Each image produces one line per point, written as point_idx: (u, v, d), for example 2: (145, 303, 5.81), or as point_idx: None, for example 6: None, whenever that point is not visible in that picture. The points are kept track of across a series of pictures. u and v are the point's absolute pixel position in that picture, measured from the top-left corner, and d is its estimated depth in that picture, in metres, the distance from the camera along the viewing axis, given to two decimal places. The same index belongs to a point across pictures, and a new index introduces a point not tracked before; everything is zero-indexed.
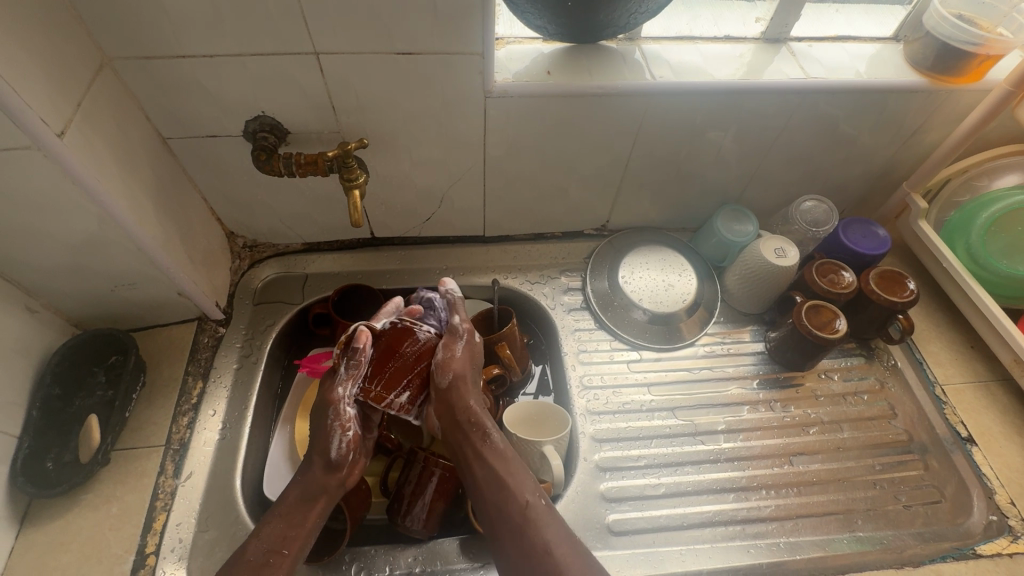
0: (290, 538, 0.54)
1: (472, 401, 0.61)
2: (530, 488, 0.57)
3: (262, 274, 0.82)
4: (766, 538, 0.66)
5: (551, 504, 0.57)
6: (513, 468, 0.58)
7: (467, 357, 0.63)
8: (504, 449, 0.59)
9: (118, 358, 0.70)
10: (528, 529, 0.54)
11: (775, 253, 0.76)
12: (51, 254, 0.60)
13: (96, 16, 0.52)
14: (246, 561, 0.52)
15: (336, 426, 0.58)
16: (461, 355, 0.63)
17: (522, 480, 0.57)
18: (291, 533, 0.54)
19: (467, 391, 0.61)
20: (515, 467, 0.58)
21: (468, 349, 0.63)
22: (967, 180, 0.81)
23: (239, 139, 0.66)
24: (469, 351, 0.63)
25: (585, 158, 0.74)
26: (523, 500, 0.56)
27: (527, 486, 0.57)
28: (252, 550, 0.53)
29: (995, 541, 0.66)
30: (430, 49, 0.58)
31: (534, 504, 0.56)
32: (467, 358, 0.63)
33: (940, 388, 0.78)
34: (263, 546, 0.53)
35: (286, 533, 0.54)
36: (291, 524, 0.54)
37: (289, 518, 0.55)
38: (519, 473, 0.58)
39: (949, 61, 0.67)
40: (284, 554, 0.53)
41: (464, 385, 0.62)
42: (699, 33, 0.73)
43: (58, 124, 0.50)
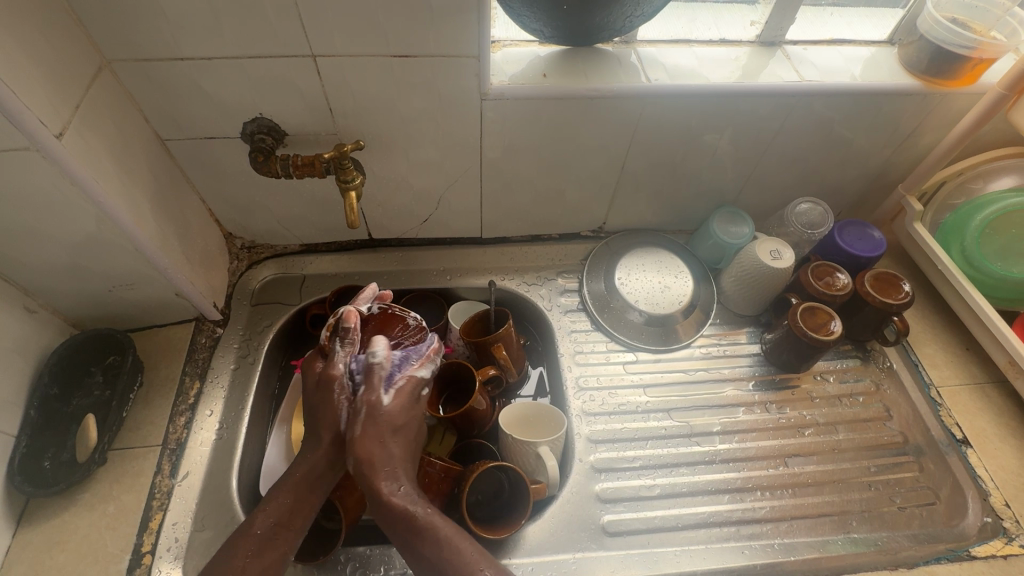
0: (296, 513, 0.53)
1: (384, 483, 0.52)
2: (477, 562, 0.48)
3: (260, 275, 0.82)
4: (761, 539, 0.66)
5: (505, 568, 0.49)
6: (449, 545, 0.49)
7: (372, 429, 0.54)
8: (436, 525, 0.50)
9: (115, 358, 0.70)
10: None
11: (770, 255, 0.76)
12: (49, 255, 0.60)
13: (95, 19, 0.53)
14: (254, 533, 0.51)
15: (337, 399, 0.56)
16: (367, 430, 0.54)
17: (464, 554, 0.49)
18: (298, 508, 0.54)
19: (376, 474, 0.52)
20: (452, 543, 0.49)
21: (372, 422, 0.55)
22: (961, 183, 0.81)
23: (238, 141, 0.66)
24: (374, 422, 0.55)
25: (581, 160, 0.74)
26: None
27: (471, 559, 0.49)
28: (258, 524, 0.52)
29: (990, 543, 0.66)
30: (426, 51, 0.59)
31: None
32: (374, 431, 0.54)
33: (936, 390, 0.78)
34: (269, 520, 0.52)
35: (292, 508, 0.53)
36: (297, 499, 0.54)
37: (297, 493, 0.54)
38: (460, 546, 0.49)
39: (943, 64, 0.67)
40: (289, 530, 0.53)
41: (376, 465, 0.53)
42: (694, 36, 0.73)
43: (57, 126, 0.50)
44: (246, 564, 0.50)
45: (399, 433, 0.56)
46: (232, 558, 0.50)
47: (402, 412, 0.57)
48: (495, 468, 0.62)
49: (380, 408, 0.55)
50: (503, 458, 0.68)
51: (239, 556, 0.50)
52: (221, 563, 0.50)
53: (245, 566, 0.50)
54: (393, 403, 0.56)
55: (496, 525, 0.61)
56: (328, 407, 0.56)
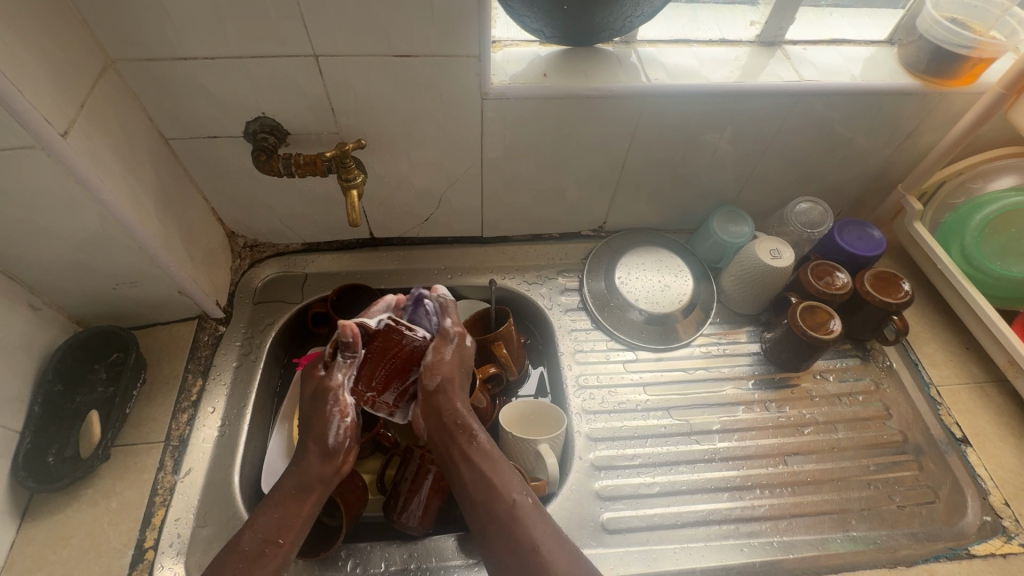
0: (287, 527, 0.54)
1: (459, 402, 0.63)
2: (518, 488, 0.58)
3: (262, 274, 0.83)
4: (760, 537, 0.66)
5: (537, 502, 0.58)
6: (499, 469, 0.59)
7: (447, 364, 0.64)
8: (491, 450, 0.60)
9: (119, 355, 0.71)
10: (514, 528, 0.55)
11: (770, 254, 0.76)
12: (54, 252, 0.61)
13: (100, 19, 0.53)
14: (245, 549, 0.52)
15: (337, 409, 0.60)
16: (446, 360, 0.64)
17: (506, 479, 0.58)
18: (289, 522, 0.55)
19: (453, 394, 0.63)
20: (502, 467, 0.59)
21: (456, 355, 0.65)
22: (961, 183, 0.81)
23: (240, 140, 0.67)
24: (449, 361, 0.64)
25: (582, 159, 0.75)
26: (510, 499, 0.57)
27: (512, 484, 0.58)
28: (246, 540, 0.53)
29: (989, 541, 0.66)
30: (427, 51, 0.59)
31: (521, 502, 0.57)
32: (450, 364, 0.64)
33: (936, 389, 0.78)
34: (258, 536, 0.53)
35: (283, 522, 0.55)
36: (288, 513, 0.55)
37: (288, 507, 0.55)
38: (504, 472, 0.59)
39: (942, 64, 0.68)
40: (279, 544, 0.53)
41: (452, 387, 0.63)
42: (695, 36, 0.73)
43: (62, 125, 0.51)
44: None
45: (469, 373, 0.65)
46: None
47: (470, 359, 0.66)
48: None
49: (461, 344, 0.65)
50: (504, 455, 0.68)
51: (230, 571, 0.51)
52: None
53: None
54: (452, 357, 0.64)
55: None
56: (321, 419, 0.60)
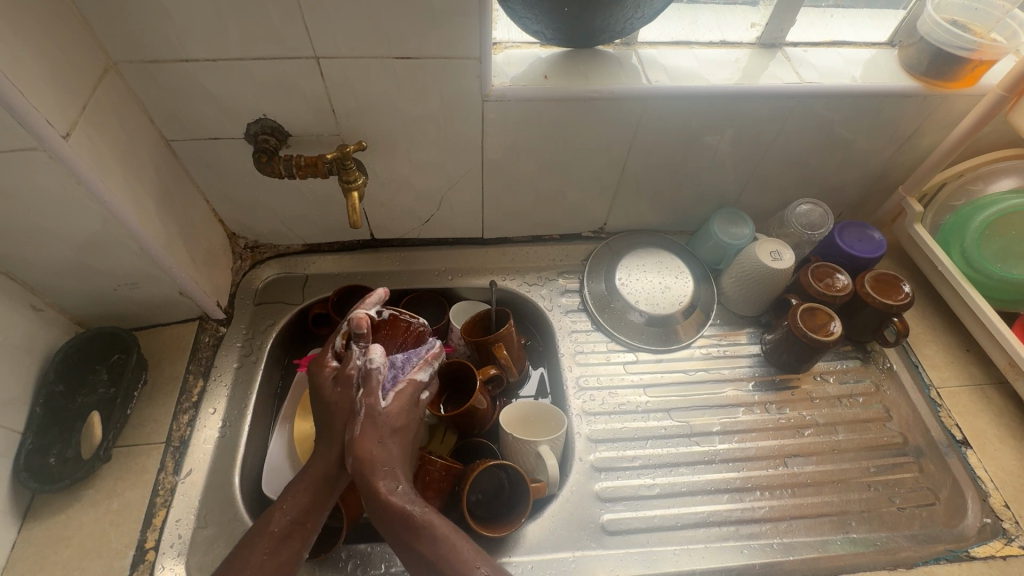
0: (314, 510, 0.55)
1: (381, 483, 0.53)
2: (475, 560, 0.50)
3: (262, 275, 0.83)
4: (760, 538, 0.66)
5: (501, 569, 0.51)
6: (443, 546, 0.50)
7: (367, 436, 0.54)
8: (432, 525, 0.51)
9: (120, 356, 0.71)
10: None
11: (770, 256, 0.76)
12: (56, 253, 0.61)
13: (102, 21, 0.53)
14: (273, 531, 0.53)
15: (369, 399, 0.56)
16: (367, 431, 0.54)
17: (461, 552, 0.50)
18: (316, 505, 0.55)
19: (372, 477, 0.53)
20: (447, 542, 0.51)
21: (371, 423, 0.55)
22: (962, 185, 0.81)
23: (241, 142, 0.67)
24: (371, 427, 0.55)
25: (582, 161, 0.75)
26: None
27: (467, 558, 0.50)
28: (275, 522, 0.53)
29: (990, 543, 0.66)
30: (428, 53, 0.59)
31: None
32: (373, 431, 0.55)
33: (936, 391, 0.78)
34: (286, 519, 0.53)
35: (311, 505, 0.54)
36: (317, 497, 0.55)
37: (315, 491, 0.55)
38: (458, 544, 0.51)
39: (943, 66, 0.68)
40: (306, 527, 0.54)
41: (375, 467, 0.53)
42: (696, 37, 0.74)
43: (63, 126, 0.51)
44: (266, 560, 0.52)
45: (399, 434, 0.56)
46: (257, 556, 0.51)
47: (400, 417, 0.56)
48: (495, 466, 0.63)
49: (380, 410, 0.56)
50: (504, 456, 0.68)
51: (259, 551, 0.52)
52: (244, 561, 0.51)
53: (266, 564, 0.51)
54: (388, 409, 0.56)
55: (495, 524, 0.61)
56: (349, 406, 0.56)
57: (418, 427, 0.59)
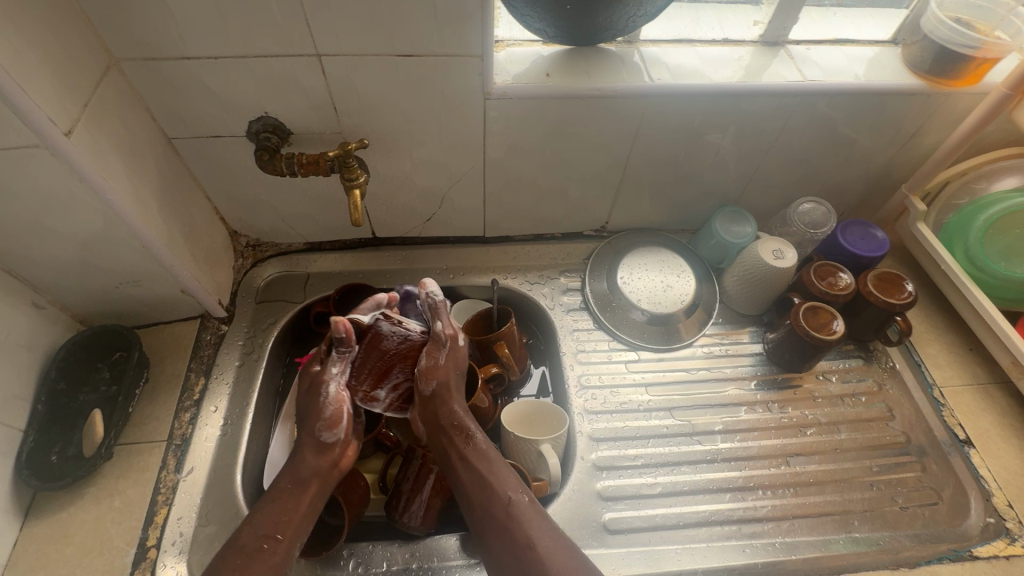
0: (283, 521, 0.55)
1: (455, 403, 0.63)
2: (514, 485, 0.58)
3: (264, 273, 0.83)
4: (762, 537, 0.66)
5: (533, 500, 0.59)
6: (495, 468, 0.59)
7: (448, 366, 0.64)
8: (488, 449, 0.61)
9: (122, 354, 0.71)
10: (512, 526, 0.56)
11: (772, 254, 0.76)
12: (58, 251, 0.61)
13: (103, 18, 0.53)
14: (243, 543, 0.53)
15: (336, 406, 0.62)
16: (445, 362, 0.64)
17: (503, 477, 0.59)
18: (286, 518, 0.56)
19: (449, 399, 0.63)
20: (498, 468, 0.60)
21: (453, 357, 0.65)
22: (965, 183, 0.81)
23: (243, 140, 0.67)
24: (454, 358, 0.65)
25: (584, 159, 0.75)
26: (507, 496, 0.57)
27: (510, 481, 0.59)
28: (245, 536, 0.54)
29: (993, 543, 0.66)
30: (430, 51, 0.59)
31: (518, 501, 0.57)
32: (451, 363, 0.64)
33: (939, 391, 0.78)
34: (254, 531, 0.54)
35: (280, 517, 0.55)
36: (285, 507, 0.56)
37: (283, 501, 0.56)
38: (502, 470, 0.59)
39: (947, 64, 0.67)
40: (277, 538, 0.54)
41: (448, 391, 0.63)
42: (698, 35, 0.73)
43: (65, 124, 0.51)
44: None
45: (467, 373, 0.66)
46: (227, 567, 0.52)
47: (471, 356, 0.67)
48: None
49: (460, 344, 0.65)
50: (506, 455, 0.68)
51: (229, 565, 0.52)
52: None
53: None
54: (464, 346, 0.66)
55: None
56: (315, 411, 0.61)
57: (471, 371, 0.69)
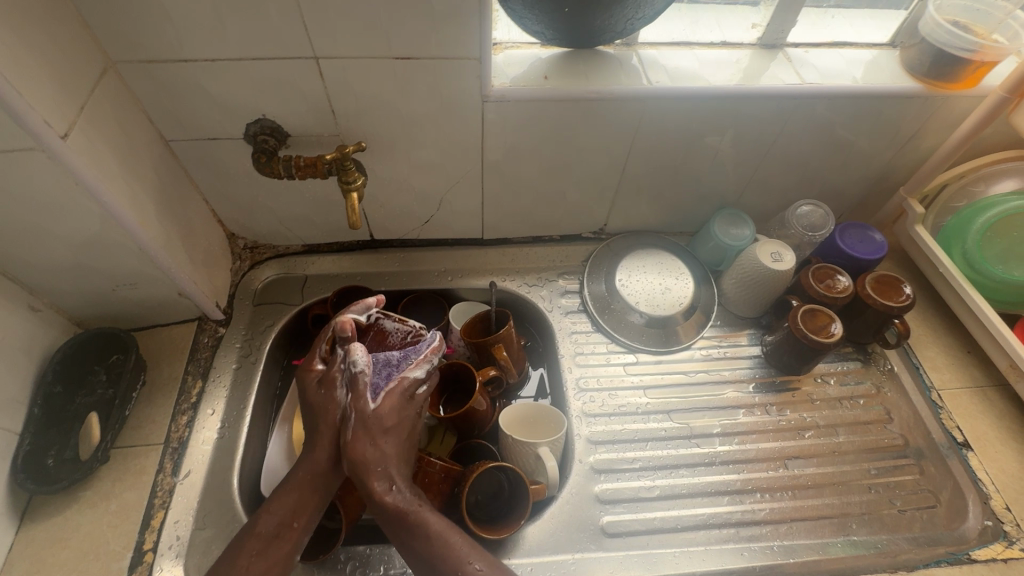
0: (299, 511, 0.54)
1: (377, 485, 0.53)
2: (469, 555, 0.52)
3: (261, 275, 0.82)
4: (760, 541, 0.66)
5: (493, 564, 0.52)
6: (442, 541, 0.52)
7: (359, 440, 0.54)
8: (432, 522, 0.53)
9: (119, 357, 0.71)
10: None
11: (771, 257, 0.76)
12: (55, 254, 0.61)
13: (100, 20, 0.53)
14: (263, 531, 0.53)
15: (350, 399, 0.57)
16: (356, 434, 0.54)
17: (454, 550, 0.52)
18: (303, 507, 0.54)
19: (367, 480, 0.53)
20: (444, 539, 0.52)
21: (362, 427, 0.54)
22: (963, 186, 0.81)
23: (241, 142, 0.67)
24: (362, 429, 0.54)
25: (583, 161, 0.75)
26: (458, 571, 0.51)
27: (462, 553, 0.52)
28: (263, 524, 0.53)
29: (991, 546, 0.66)
30: (428, 54, 0.59)
31: (470, 575, 0.50)
32: (364, 435, 0.54)
33: (937, 393, 0.78)
34: (274, 520, 0.53)
35: (297, 506, 0.54)
36: (302, 499, 0.54)
37: (302, 493, 0.54)
38: (452, 541, 0.52)
39: (945, 67, 0.67)
40: (294, 528, 0.54)
41: (367, 470, 0.53)
42: (696, 38, 0.73)
43: (62, 127, 0.51)
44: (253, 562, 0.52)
45: (390, 433, 0.55)
46: (248, 554, 0.51)
47: (391, 413, 0.56)
48: (494, 468, 0.63)
49: (368, 412, 0.55)
50: (504, 458, 0.68)
51: (247, 553, 0.52)
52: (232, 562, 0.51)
53: (254, 565, 0.51)
54: (381, 407, 0.56)
55: (494, 527, 0.61)
56: (331, 406, 0.56)
57: (415, 422, 0.59)
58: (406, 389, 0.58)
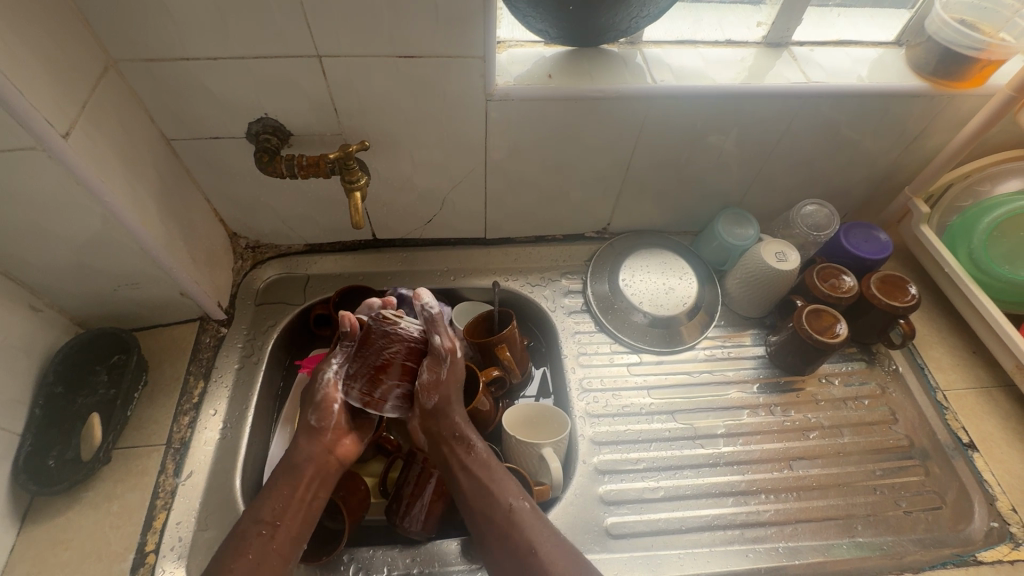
0: (280, 507, 0.56)
1: (457, 418, 0.62)
2: (514, 492, 0.58)
3: (263, 275, 0.82)
4: (765, 542, 0.66)
5: (534, 506, 0.58)
6: (497, 476, 0.59)
7: (450, 377, 0.62)
8: (488, 458, 0.60)
9: (120, 357, 0.70)
10: (513, 533, 0.55)
11: (775, 257, 0.76)
12: (56, 254, 0.61)
13: (102, 19, 0.53)
14: (246, 529, 0.55)
15: (326, 392, 0.63)
16: (447, 375, 0.62)
17: (505, 487, 0.58)
18: (283, 505, 0.56)
19: (451, 412, 0.61)
20: (499, 475, 0.59)
21: (452, 371, 0.62)
22: (968, 186, 0.81)
23: (243, 141, 0.66)
24: (454, 370, 0.62)
25: (586, 161, 0.74)
26: (508, 504, 0.57)
27: (513, 490, 0.58)
28: (247, 522, 0.55)
29: (997, 548, 0.66)
30: (431, 52, 0.59)
31: (519, 508, 0.57)
32: (452, 376, 0.62)
33: (942, 394, 0.78)
34: (254, 517, 0.55)
35: (278, 503, 0.56)
36: (282, 495, 0.57)
37: (282, 490, 0.57)
38: (505, 479, 0.59)
39: (952, 66, 0.67)
40: (277, 523, 0.55)
41: (450, 404, 0.62)
42: (700, 37, 0.73)
43: (63, 126, 0.50)
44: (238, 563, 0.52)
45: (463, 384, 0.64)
46: (230, 552, 0.53)
47: (468, 363, 0.65)
48: None
49: (457, 359, 0.62)
50: (507, 459, 0.68)
51: (228, 552, 0.53)
52: (220, 564, 0.52)
53: (239, 563, 0.52)
54: (465, 354, 0.64)
55: None
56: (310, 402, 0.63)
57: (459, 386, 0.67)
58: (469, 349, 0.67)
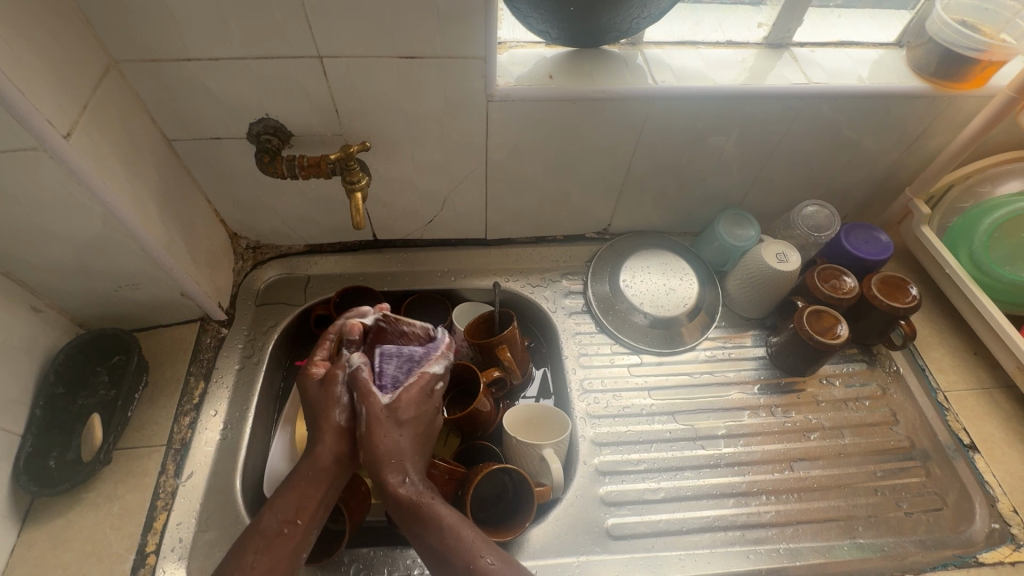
0: (303, 509, 0.52)
1: (394, 478, 0.53)
2: (478, 549, 0.49)
3: (264, 275, 0.82)
4: (766, 543, 0.66)
5: (506, 556, 0.50)
6: (455, 532, 0.50)
7: (375, 431, 0.54)
8: (443, 516, 0.51)
9: (121, 358, 0.70)
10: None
11: (776, 258, 0.76)
12: (57, 254, 0.61)
13: (103, 19, 0.53)
14: (266, 527, 0.51)
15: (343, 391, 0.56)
16: (373, 429, 0.54)
17: (467, 543, 0.50)
18: (307, 504, 0.53)
19: (384, 472, 0.53)
20: (456, 533, 0.50)
21: (376, 423, 0.54)
22: (969, 187, 0.81)
23: (244, 142, 0.66)
24: (376, 424, 0.54)
25: (587, 161, 0.74)
26: (470, 567, 0.48)
27: (475, 546, 0.50)
28: (267, 523, 0.51)
29: (998, 549, 0.66)
30: (432, 53, 0.59)
31: (482, 568, 0.48)
32: (382, 426, 0.54)
33: (943, 395, 0.78)
34: (277, 516, 0.51)
35: (302, 502, 0.52)
36: (307, 495, 0.53)
37: (305, 489, 0.53)
38: (464, 535, 0.50)
39: (952, 67, 0.67)
40: (298, 524, 0.52)
41: (387, 462, 0.53)
42: (701, 37, 0.73)
43: (64, 126, 0.50)
44: (258, 560, 0.49)
45: (405, 426, 0.56)
46: (251, 551, 0.49)
47: (407, 408, 0.56)
48: (499, 470, 0.62)
49: (378, 406, 0.54)
50: (508, 460, 0.68)
51: (251, 552, 0.50)
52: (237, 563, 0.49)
53: (255, 564, 0.49)
54: (397, 399, 0.56)
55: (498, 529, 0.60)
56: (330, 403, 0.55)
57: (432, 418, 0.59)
58: (427, 387, 0.58)
